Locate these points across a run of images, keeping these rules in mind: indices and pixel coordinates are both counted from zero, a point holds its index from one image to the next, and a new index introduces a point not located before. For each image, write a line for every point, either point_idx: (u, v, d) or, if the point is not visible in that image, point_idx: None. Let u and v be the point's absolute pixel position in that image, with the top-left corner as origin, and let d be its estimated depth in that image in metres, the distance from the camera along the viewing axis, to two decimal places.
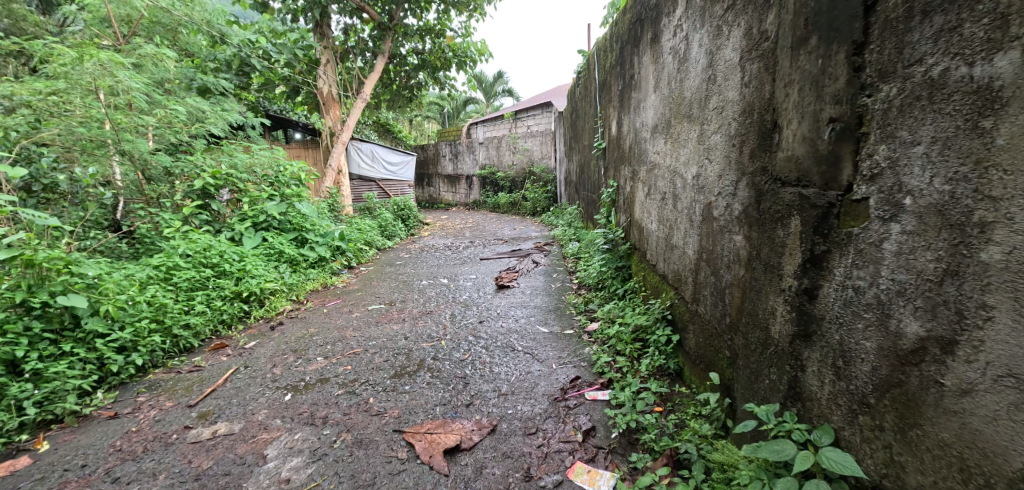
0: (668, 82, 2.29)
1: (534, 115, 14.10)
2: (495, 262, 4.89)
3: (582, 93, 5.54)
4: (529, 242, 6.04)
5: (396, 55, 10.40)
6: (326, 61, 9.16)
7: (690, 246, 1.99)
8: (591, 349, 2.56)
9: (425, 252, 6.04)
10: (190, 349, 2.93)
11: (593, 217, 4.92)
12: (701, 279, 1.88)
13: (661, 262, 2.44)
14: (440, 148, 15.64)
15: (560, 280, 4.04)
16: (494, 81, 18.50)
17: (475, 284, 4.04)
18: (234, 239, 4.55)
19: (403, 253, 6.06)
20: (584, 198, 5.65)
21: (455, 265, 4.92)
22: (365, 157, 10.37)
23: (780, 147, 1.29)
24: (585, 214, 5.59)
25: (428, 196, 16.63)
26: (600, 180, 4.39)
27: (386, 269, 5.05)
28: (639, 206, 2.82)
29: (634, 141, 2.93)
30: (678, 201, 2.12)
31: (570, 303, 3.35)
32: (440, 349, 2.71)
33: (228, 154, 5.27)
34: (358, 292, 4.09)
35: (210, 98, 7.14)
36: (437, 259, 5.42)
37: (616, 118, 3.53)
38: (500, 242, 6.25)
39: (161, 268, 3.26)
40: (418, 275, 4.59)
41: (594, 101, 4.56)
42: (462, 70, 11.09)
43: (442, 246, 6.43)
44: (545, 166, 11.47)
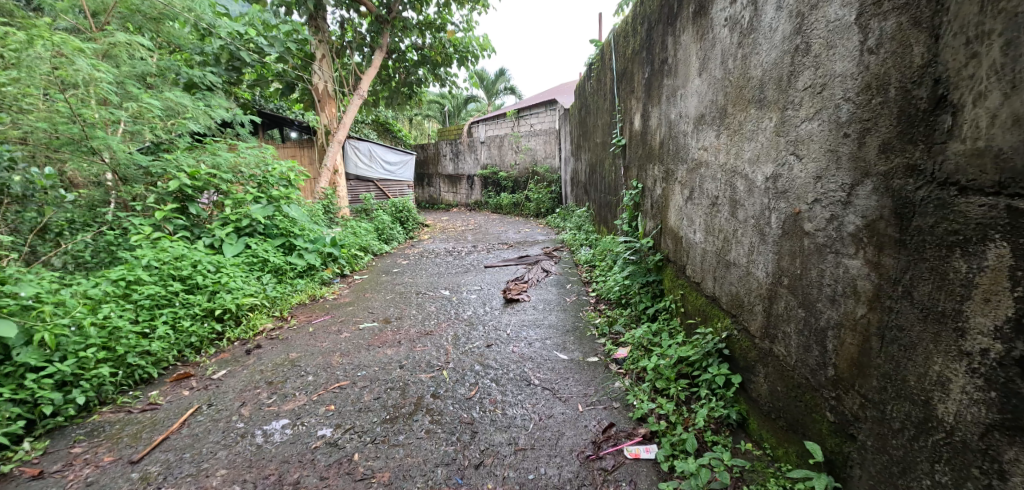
0: (720, 62, 1.85)
1: (538, 113, 13.66)
2: (502, 271, 4.44)
3: (594, 87, 5.10)
4: (536, 247, 5.61)
5: (394, 50, 9.96)
6: (321, 56, 8.75)
7: (759, 267, 1.56)
8: (622, 384, 2.12)
9: (425, 258, 5.61)
10: (149, 380, 2.52)
11: (608, 222, 4.48)
12: (780, 311, 1.45)
13: (709, 281, 2.00)
14: (440, 148, 15.22)
15: (575, 293, 3.60)
16: (496, 79, 18.05)
17: (480, 298, 3.59)
18: (213, 246, 4.11)
19: (401, 259, 5.63)
20: (596, 199, 5.22)
21: (458, 274, 4.49)
22: (362, 156, 9.94)
23: (957, 135, 0.87)
24: (597, 218, 5.16)
25: (429, 196, 16.23)
26: (618, 181, 3.95)
27: (382, 278, 4.62)
28: (675, 211, 2.38)
29: (668, 135, 2.49)
30: (739, 209, 1.69)
31: (590, 322, 2.91)
32: (440, 382, 2.27)
33: (211, 152, 4.85)
34: (350, 306, 3.66)
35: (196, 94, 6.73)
36: (437, 267, 4.97)
37: (641, 110, 3.09)
38: (506, 247, 5.82)
39: (120, 283, 2.85)
40: (417, 285, 4.15)
41: (610, 93, 4.12)
42: (464, 66, 10.65)
43: (443, 252, 5.98)
44: (549, 166, 11.03)
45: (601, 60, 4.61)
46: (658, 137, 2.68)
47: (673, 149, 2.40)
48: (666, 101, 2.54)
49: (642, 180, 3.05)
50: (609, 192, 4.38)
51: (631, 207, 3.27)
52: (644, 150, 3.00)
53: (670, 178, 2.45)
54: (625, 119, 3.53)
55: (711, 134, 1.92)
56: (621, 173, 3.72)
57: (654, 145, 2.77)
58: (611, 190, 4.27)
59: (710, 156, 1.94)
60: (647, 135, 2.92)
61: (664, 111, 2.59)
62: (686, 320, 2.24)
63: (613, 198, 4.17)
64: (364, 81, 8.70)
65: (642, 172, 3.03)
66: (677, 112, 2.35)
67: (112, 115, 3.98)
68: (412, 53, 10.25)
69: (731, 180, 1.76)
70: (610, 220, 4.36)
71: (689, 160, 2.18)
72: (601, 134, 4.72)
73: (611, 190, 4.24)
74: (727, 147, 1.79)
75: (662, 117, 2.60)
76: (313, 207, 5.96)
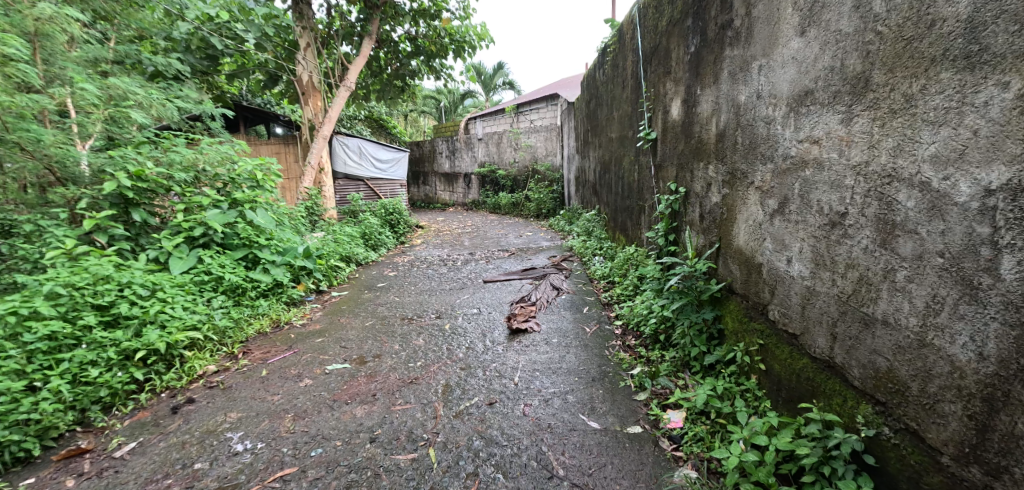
0: (852, 6, 1.20)
1: (538, 108, 13.00)
2: (504, 287, 3.75)
3: (608, 73, 4.42)
4: (542, 256, 4.94)
5: (385, 39, 9.22)
6: (305, 45, 7.94)
7: (959, 340, 0.95)
8: (686, 482, 1.47)
9: (416, 269, 4.93)
10: (31, 460, 1.85)
11: (627, 231, 3.81)
12: (1021, 430, 0.85)
13: (820, 339, 1.35)
14: (436, 145, 14.54)
15: (595, 320, 2.93)
16: (494, 72, 17.30)
17: (477, 327, 2.90)
18: (158, 260, 3.43)
19: (388, 270, 4.93)
20: (611, 202, 4.54)
21: (452, 291, 3.81)
22: (351, 153, 9.22)
23: None
24: (612, 224, 4.48)
25: (424, 195, 15.57)
26: (643, 182, 3.28)
27: (362, 295, 3.95)
28: (748, 229, 1.73)
29: (732, 124, 1.83)
30: (908, 236, 1.04)
31: (620, 368, 2.23)
32: (424, 472, 1.60)
33: (166, 148, 4.15)
34: (319, 337, 2.98)
35: (160, 83, 6.02)
36: (428, 281, 4.27)
37: (682, 92, 2.42)
38: (507, 256, 5.13)
39: (7, 320, 2.15)
40: (402, 307, 3.45)
41: (633, 77, 3.43)
42: (460, 57, 9.92)
43: (436, 260, 5.28)
44: (551, 164, 10.36)
45: (619, 40, 3.90)
46: (712, 128, 2.02)
47: (742, 144, 1.75)
48: (728, 78, 1.88)
49: (684, 183, 2.38)
50: (629, 196, 3.70)
51: (666, 216, 2.59)
52: (687, 146, 2.33)
53: (736, 184, 1.80)
54: (656, 109, 2.86)
55: (831, 120, 1.27)
56: (649, 174, 3.05)
57: (705, 139, 2.10)
58: (632, 194, 3.59)
59: (829, 153, 1.28)
60: (692, 125, 2.25)
61: (723, 93, 1.92)
62: (772, 384, 1.58)
63: (636, 203, 3.50)
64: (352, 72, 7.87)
65: (685, 173, 2.36)
66: (752, 92, 1.69)
67: (36, 103, 3.30)
68: (406, 44, 9.61)
69: (880, 189, 1.11)
70: (631, 229, 3.69)
71: (777, 158, 1.53)
72: (617, 127, 4.04)
73: (634, 194, 3.56)
74: (873, 139, 1.14)
75: (720, 100, 1.94)
76: (288, 211, 5.24)
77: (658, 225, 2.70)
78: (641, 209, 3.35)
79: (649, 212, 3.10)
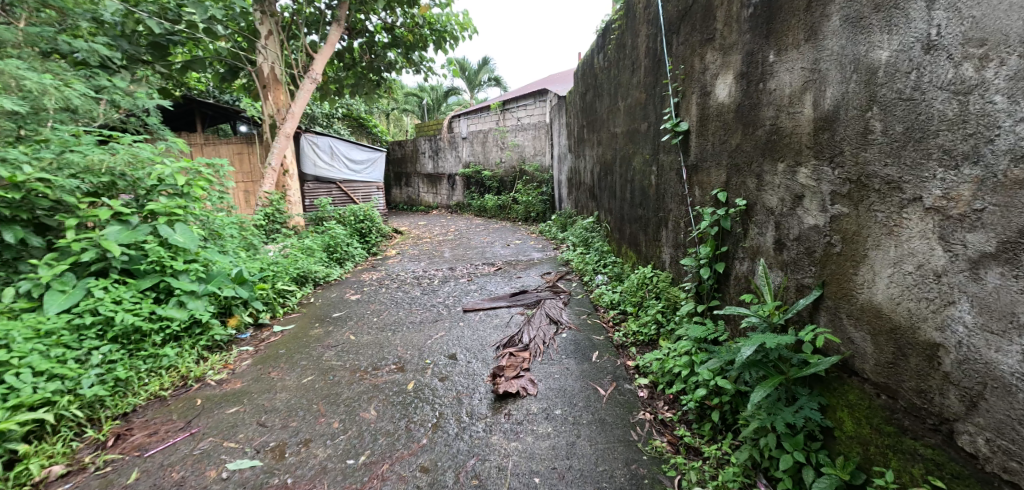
0: None
1: (525, 105, 12.24)
2: (488, 319, 2.95)
3: (613, 57, 3.65)
4: (533, 272, 4.17)
5: (357, 28, 8.36)
6: (267, 32, 6.96)
7: None
8: None
9: (384, 288, 4.14)
10: None
11: (638, 246, 3.09)
12: None
13: None
14: (419, 144, 13.71)
15: (608, 373, 2.17)
16: (479, 68, 16.44)
17: (450, 389, 2.11)
18: (29, 296, 2.57)
19: (350, 291, 4.11)
20: (614, 210, 3.78)
21: (422, 324, 3.02)
22: (322, 153, 8.34)
23: None
24: (617, 235, 3.75)
25: (407, 197, 14.75)
26: (663, 188, 2.52)
27: (311, 330, 3.12)
28: (901, 279, 1.00)
29: (858, 101, 1.11)
30: None
31: (660, 470, 1.49)
32: None
33: (63, 147, 3.30)
34: (235, 404, 2.18)
35: (88, 70, 5.09)
36: (395, 307, 3.45)
37: (739, 61, 1.67)
38: (492, 272, 4.36)
39: None
40: (355, 351, 2.64)
41: (652, 54, 2.66)
42: (441, 49, 9.11)
43: (410, 277, 4.47)
44: (539, 164, 9.62)
45: (629, 12, 3.15)
46: (804, 109, 1.30)
47: (885, 133, 1.03)
48: (841, 28, 1.16)
49: (740, 191, 1.66)
50: (641, 204, 2.98)
51: (711, 237, 1.85)
52: (747, 137, 1.61)
53: (868, 200, 1.08)
54: (687, 91, 2.13)
55: None
56: (674, 177, 2.33)
57: (786, 127, 1.38)
58: (646, 201, 2.86)
59: None
60: (759, 108, 1.53)
61: (829, 53, 1.20)
62: None
63: (651, 214, 2.77)
64: (318, 61, 6.86)
65: (743, 178, 1.64)
66: (910, 44, 0.97)
67: None
68: (382, 35, 8.79)
69: None
70: (645, 245, 2.96)
71: (996, 157, 0.82)
72: (625, 121, 3.30)
73: (648, 201, 2.83)
74: None
75: (824, 63, 1.22)
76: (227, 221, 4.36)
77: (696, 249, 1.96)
78: (660, 222, 2.62)
79: (674, 227, 2.38)
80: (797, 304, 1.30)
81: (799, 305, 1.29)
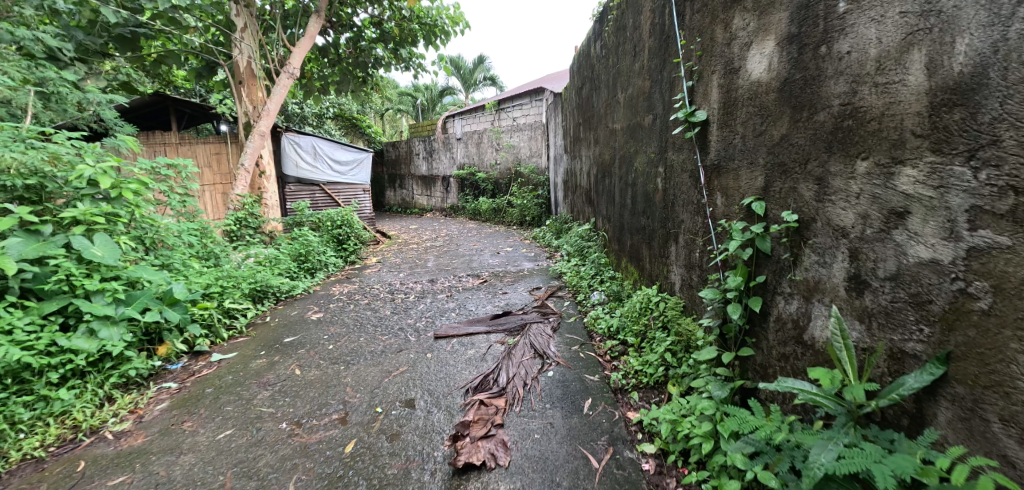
0: None
1: (521, 105, 11.77)
2: (461, 350, 2.46)
3: (612, 41, 3.16)
4: (522, 287, 3.67)
5: (343, 22, 7.88)
6: (243, 25, 6.32)
7: None
8: None
9: (354, 305, 3.65)
10: None
11: (642, 262, 2.61)
12: None
13: None
14: (412, 145, 13.25)
15: (605, 432, 1.68)
16: (474, 67, 15.97)
17: (397, 455, 1.62)
18: None
19: (314, 308, 3.62)
20: (612, 218, 3.30)
21: (383, 354, 2.51)
22: (305, 154, 7.81)
23: None
24: (616, 247, 3.26)
25: (401, 199, 14.28)
26: (672, 193, 2.03)
27: (253, 360, 2.62)
28: None
29: None
30: None
31: None
32: None
33: None
34: (125, 471, 1.70)
35: (36, 60, 4.60)
36: (358, 330, 2.95)
37: (785, 20, 1.20)
38: (477, 286, 3.87)
39: None
40: (294, 392, 2.15)
41: (658, 30, 2.18)
42: (432, 45, 8.62)
43: (385, 291, 3.98)
44: (535, 166, 9.13)
45: None
46: (908, 76, 0.85)
47: None
48: None
49: (788, 202, 1.19)
50: (645, 212, 2.49)
51: (741, 261, 1.38)
52: (797, 124, 1.15)
53: None
54: (706, 70, 1.65)
55: None
56: (687, 180, 1.85)
57: (873, 106, 0.92)
58: (651, 209, 2.37)
59: None
60: (820, 83, 1.08)
61: None
62: None
63: (657, 224, 2.29)
64: (295, 53, 6.27)
65: (790, 183, 1.18)
66: None
67: None
68: (370, 30, 8.30)
69: None
70: (649, 261, 2.48)
71: None
72: (625, 115, 2.82)
73: (653, 209, 2.34)
74: None
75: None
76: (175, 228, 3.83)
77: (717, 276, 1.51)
78: (668, 236, 2.14)
79: (688, 243, 1.90)
80: (898, 386, 0.86)
81: (904, 388, 0.85)
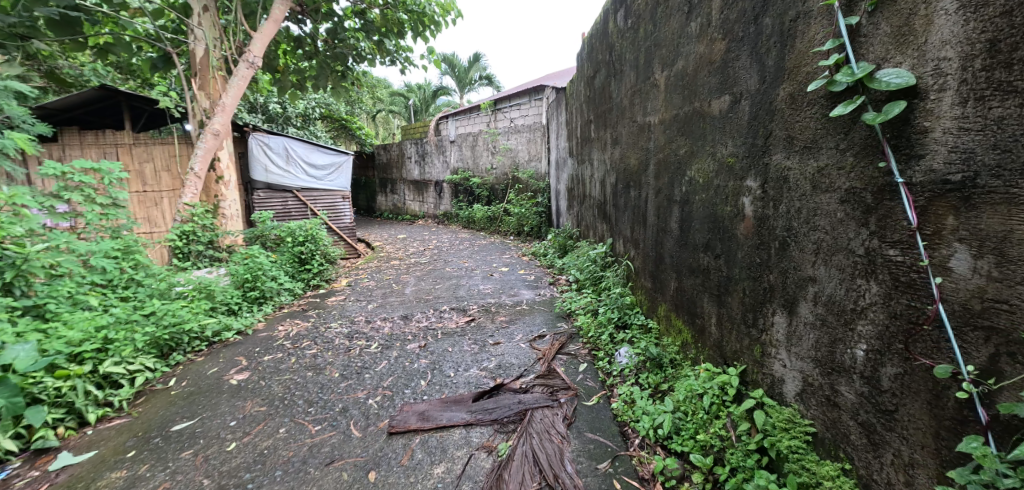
0: None
1: (519, 105, 10.91)
2: (425, 464, 1.56)
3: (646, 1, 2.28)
4: (519, 332, 2.77)
5: (321, 10, 6.94)
6: (201, 8, 5.37)
7: None
8: None
9: (295, 355, 2.74)
10: None
11: (700, 320, 1.72)
12: None
13: None
14: (404, 147, 12.38)
15: None
16: (470, 65, 15.09)
17: None
18: None
19: (242, 361, 2.69)
20: (644, 245, 2.41)
21: (300, 467, 1.60)
22: (276, 157, 6.89)
23: None
24: (647, 283, 2.38)
25: (392, 205, 13.41)
26: (784, 224, 1.15)
27: (107, 472, 1.71)
28: None
29: None
30: None
31: None
32: None
33: None
34: None
35: None
36: (284, 410, 2.04)
37: None
38: (460, 327, 2.97)
39: None
40: None
41: None
42: (421, 37, 7.70)
43: (343, 333, 3.06)
44: (535, 171, 8.26)
45: None
46: None
47: None
48: None
49: None
50: (707, 246, 1.61)
51: None
52: None
53: None
54: None
55: None
56: (832, 209, 0.98)
57: None
58: (723, 243, 1.48)
59: None
60: None
61: None
62: None
63: (736, 270, 1.41)
64: (257, 40, 5.31)
65: None
66: None
67: None
68: (352, 20, 7.38)
69: None
70: (713, 320, 1.60)
71: None
72: (670, 101, 1.94)
73: (727, 245, 1.46)
74: None
75: None
76: (67, 245, 2.89)
77: (982, 475, 0.69)
78: (765, 295, 1.26)
79: (827, 322, 1.03)
80: None
81: None
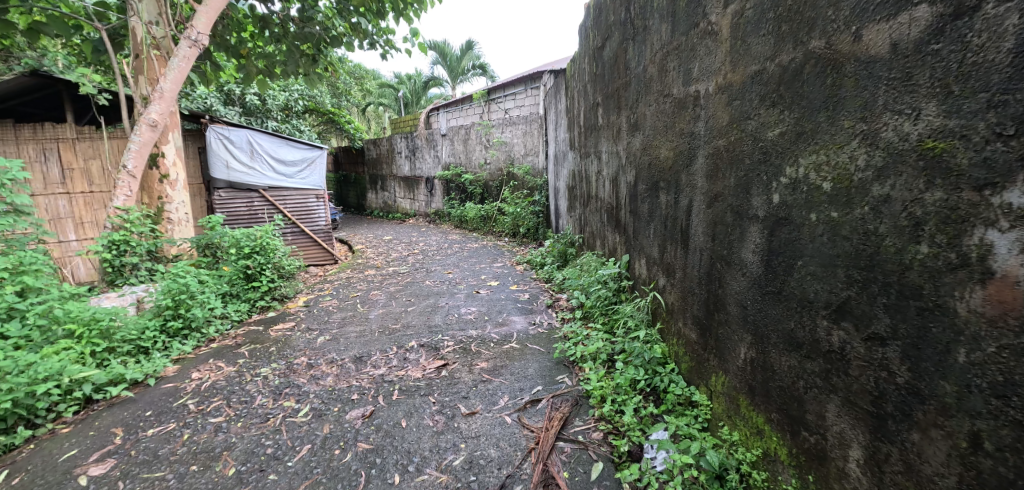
0: None
1: (514, 95, 10.09)
2: None
3: None
4: (505, 390, 1.98)
5: None
6: None
7: None
8: None
9: (193, 426, 1.96)
10: None
11: (812, 434, 0.97)
12: None
13: None
14: (393, 141, 11.57)
15: None
16: (463, 54, 14.23)
17: None
18: None
19: (115, 438, 1.92)
20: (685, 276, 1.64)
21: None
22: (239, 152, 6.04)
23: None
24: (690, 332, 1.61)
25: (382, 202, 12.62)
26: None
27: None
28: None
29: None
30: None
31: None
32: None
33: None
34: None
35: None
36: None
37: None
38: (426, 380, 2.18)
39: None
40: None
41: None
42: (405, 17, 6.86)
43: (271, 386, 2.29)
44: (531, 166, 7.47)
45: None
46: None
47: None
48: None
49: None
50: (838, 312, 0.86)
51: None
52: None
53: None
54: None
55: None
56: None
57: None
58: (894, 321, 0.74)
59: None
60: None
61: None
62: None
63: (944, 388, 0.67)
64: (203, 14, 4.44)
65: None
66: None
67: None
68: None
69: None
70: (852, 454, 0.85)
71: None
72: (744, 51, 1.16)
73: (911, 327, 0.71)
74: None
75: None
76: None
77: None
78: None
79: None
80: None
81: None
